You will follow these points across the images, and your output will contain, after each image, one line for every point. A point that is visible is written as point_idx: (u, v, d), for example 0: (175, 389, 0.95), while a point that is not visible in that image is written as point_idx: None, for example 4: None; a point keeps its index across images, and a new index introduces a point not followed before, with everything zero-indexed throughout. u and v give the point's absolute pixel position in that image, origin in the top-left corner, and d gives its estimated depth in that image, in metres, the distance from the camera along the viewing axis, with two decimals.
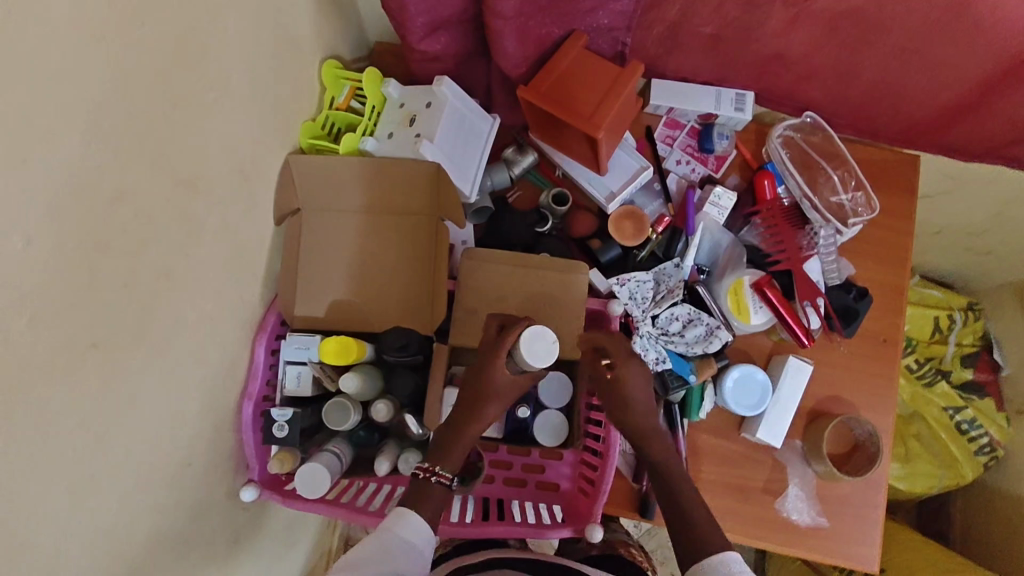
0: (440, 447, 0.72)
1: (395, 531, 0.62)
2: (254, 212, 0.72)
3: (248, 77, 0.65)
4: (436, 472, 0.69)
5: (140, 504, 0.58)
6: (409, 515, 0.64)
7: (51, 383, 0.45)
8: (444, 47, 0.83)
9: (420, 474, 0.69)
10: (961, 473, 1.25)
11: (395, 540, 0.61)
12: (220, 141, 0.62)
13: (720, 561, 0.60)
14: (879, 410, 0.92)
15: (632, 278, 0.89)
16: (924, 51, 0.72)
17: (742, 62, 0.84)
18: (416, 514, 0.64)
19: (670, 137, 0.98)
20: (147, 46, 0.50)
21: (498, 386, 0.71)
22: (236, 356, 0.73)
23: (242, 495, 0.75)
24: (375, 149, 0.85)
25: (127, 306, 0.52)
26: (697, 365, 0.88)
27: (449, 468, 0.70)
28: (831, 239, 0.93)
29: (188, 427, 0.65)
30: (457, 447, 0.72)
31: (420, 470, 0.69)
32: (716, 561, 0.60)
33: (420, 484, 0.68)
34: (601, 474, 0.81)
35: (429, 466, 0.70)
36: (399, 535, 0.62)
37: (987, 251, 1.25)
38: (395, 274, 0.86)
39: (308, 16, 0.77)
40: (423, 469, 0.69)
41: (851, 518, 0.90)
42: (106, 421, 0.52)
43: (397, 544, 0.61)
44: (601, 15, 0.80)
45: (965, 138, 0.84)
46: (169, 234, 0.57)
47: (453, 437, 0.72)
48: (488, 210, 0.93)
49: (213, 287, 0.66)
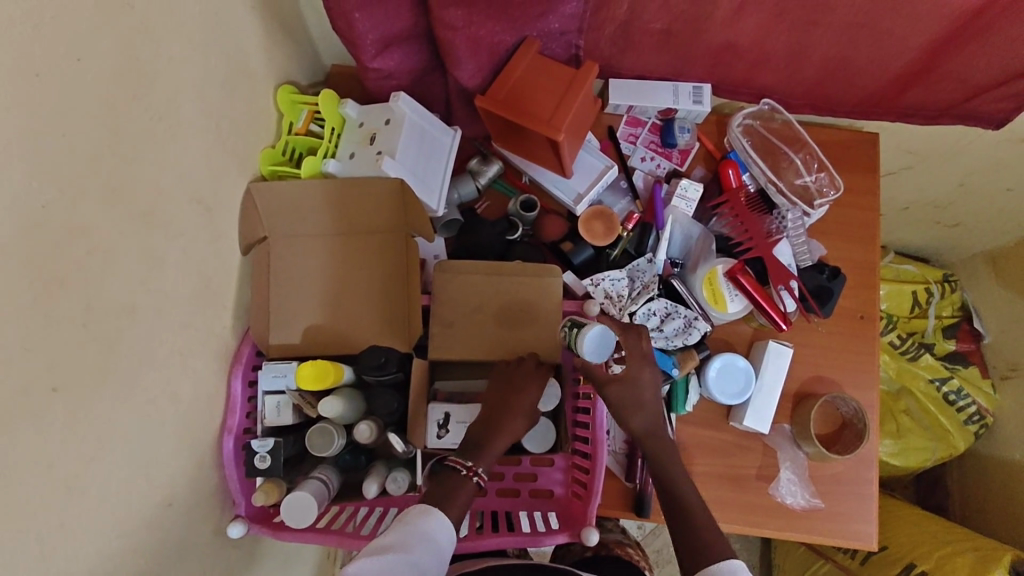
0: (472, 444, 0.75)
1: (419, 525, 0.62)
2: (218, 244, 0.71)
3: (199, 106, 0.65)
4: (478, 471, 0.71)
5: (118, 549, 0.56)
6: (430, 513, 0.64)
7: (11, 428, 0.44)
8: (398, 64, 0.83)
9: (463, 471, 0.71)
10: (953, 444, 1.26)
11: (419, 534, 0.61)
12: (176, 173, 0.62)
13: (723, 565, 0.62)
14: (863, 386, 0.93)
15: (606, 277, 0.90)
16: (870, 25, 0.74)
17: (695, 54, 0.85)
18: (441, 513, 0.65)
19: (633, 135, 0.99)
20: (88, 79, 0.49)
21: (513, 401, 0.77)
22: (212, 390, 0.72)
23: (228, 532, 0.74)
24: (338, 170, 0.85)
25: (87, 346, 0.51)
26: (680, 358, 0.88)
27: (485, 467, 0.73)
28: (799, 221, 0.94)
29: (166, 466, 0.63)
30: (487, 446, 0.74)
31: (461, 467, 0.71)
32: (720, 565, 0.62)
33: (461, 479, 0.70)
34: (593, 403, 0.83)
35: (470, 464, 0.72)
36: (420, 530, 0.61)
37: (956, 223, 1.27)
38: (369, 294, 0.85)
39: (258, 45, 0.77)
40: (465, 466, 0.71)
41: (847, 496, 0.90)
42: (76, 463, 0.51)
43: (420, 537, 0.61)
44: (552, 20, 0.79)
45: (920, 101, 0.86)
46: (129, 268, 0.56)
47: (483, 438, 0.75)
48: (457, 223, 0.94)
49: (182, 321, 0.65)
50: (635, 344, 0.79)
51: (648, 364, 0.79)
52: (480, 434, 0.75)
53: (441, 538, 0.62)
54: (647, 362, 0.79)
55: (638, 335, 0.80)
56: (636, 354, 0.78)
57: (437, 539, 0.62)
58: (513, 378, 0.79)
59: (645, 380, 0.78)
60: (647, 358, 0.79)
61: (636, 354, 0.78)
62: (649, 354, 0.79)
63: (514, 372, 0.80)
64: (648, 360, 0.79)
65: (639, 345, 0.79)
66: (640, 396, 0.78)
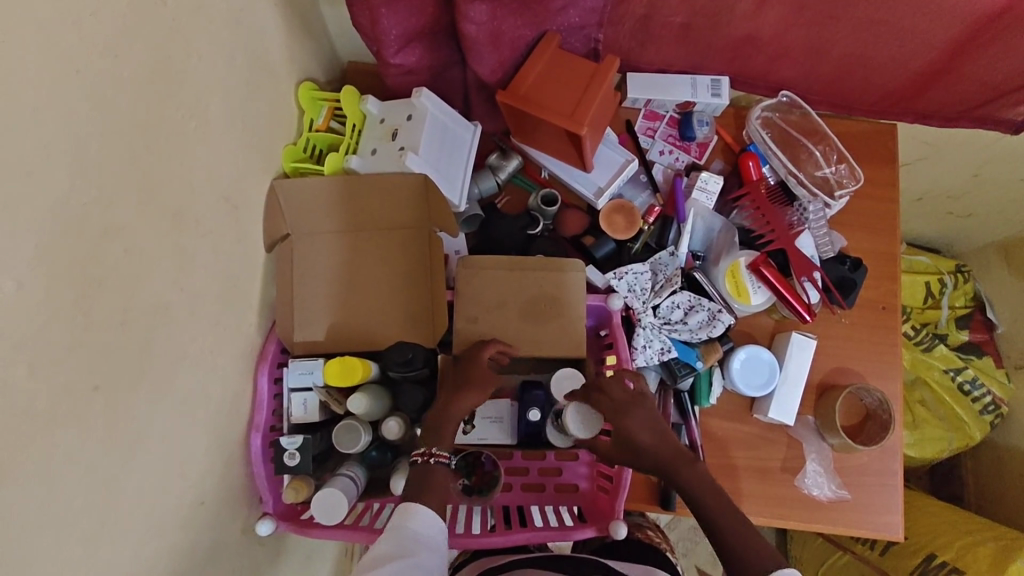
0: (433, 433, 0.74)
1: (409, 525, 0.62)
2: (244, 242, 0.71)
3: (225, 105, 0.65)
4: (433, 453, 0.71)
5: (155, 548, 0.56)
6: (416, 510, 0.64)
7: (55, 427, 0.44)
8: (419, 60, 0.83)
9: (418, 460, 0.71)
10: (969, 434, 1.25)
11: (410, 534, 0.61)
12: (204, 173, 0.61)
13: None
14: (886, 377, 0.93)
15: (629, 271, 0.89)
16: (891, 21, 0.73)
17: (714, 47, 0.84)
18: (423, 506, 0.65)
19: (651, 129, 0.98)
20: (122, 80, 0.49)
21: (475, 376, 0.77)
22: (240, 388, 0.72)
23: (257, 530, 0.74)
24: (360, 166, 0.84)
25: (125, 344, 0.51)
26: (703, 351, 0.89)
27: (444, 448, 0.72)
28: (821, 213, 0.93)
29: (197, 466, 0.63)
30: (447, 427, 0.74)
31: (419, 456, 0.71)
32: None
33: (421, 468, 0.70)
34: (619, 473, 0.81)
35: (428, 449, 0.72)
36: (410, 530, 0.62)
37: (969, 214, 1.27)
38: (391, 290, 0.85)
39: (280, 41, 0.76)
40: (420, 454, 0.71)
41: (871, 486, 0.90)
42: (115, 466, 0.50)
43: (410, 536, 0.61)
44: (572, 14, 0.80)
45: (940, 102, 0.86)
46: (160, 270, 0.55)
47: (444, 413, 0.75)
48: (479, 217, 0.94)
49: (210, 321, 0.65)
50: (619, 387, 0.78)
51: (634, 407, 0.76)
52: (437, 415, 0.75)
53: (431, 531, 0.63)
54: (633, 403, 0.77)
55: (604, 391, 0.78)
56: (611, 407, 0.77)
57: (428, 535, 0.62)
58: (469, 363, 0.78)
59: (637, 421, 0.75)
60: (625, 407, 0.76)
61: (616, 401, 0.77)
62: (635, 395, 0.77)
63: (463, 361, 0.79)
64: (634, 402, 0.77)
65: (623, 389, 0.78)
66: (647, 429, 0.75)
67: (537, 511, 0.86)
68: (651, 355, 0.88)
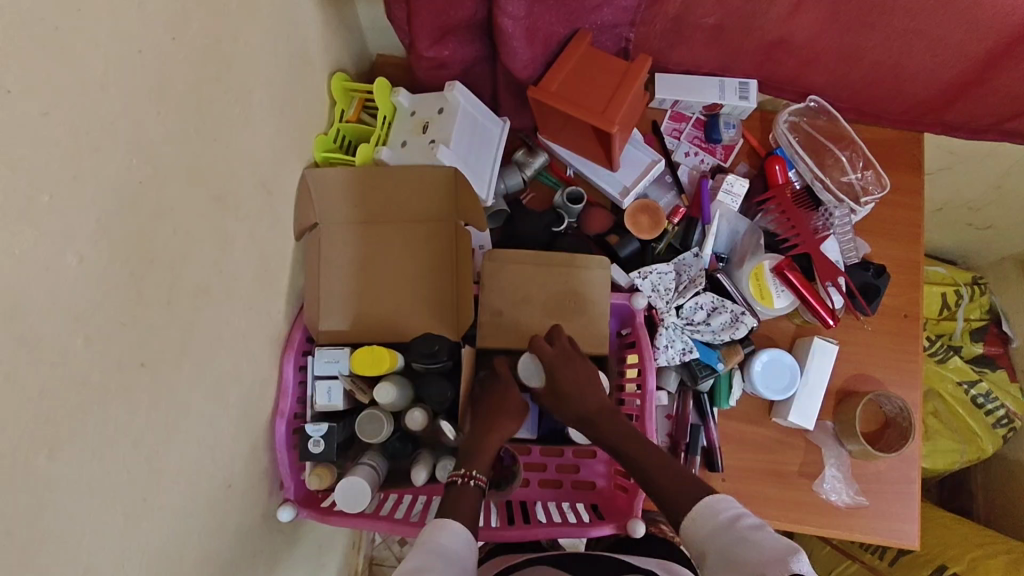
0: (467, 455, 0.74)
1: (437, 540, 0.60)
2: (276, 228, 0.72)
3: (266, 91, 0.65)
4: (473, 475, 0.71)
5: (188, 528, 0.57)
6: (446, 526, 0.62)
7: (104, 401, 0.45)
8: (451, 54, 0.83)
9: (458, 480, 0.70)
10: (981, 446, 1.24)
11: (439, 548, 0.59)
12: (245, 158, 0.62)
13: (707, 506, 0.62)
14: (905, 385, 0.93)
15: (654, 270, 0.90)
16: (927, 32, 0.73)
17: (746, 51, 0.84)
18: (455, 523, 0.63)
19: (676, 130, 0.99)
20: (178, 60, 0.49)
21: (512, 405, 0.79)
22: (267, 374, 0.72)
23: (278, 516, 0.74)
24: (390, 158, 0.84)
25: (168, 324, 0.52)
26: (724, 353, 0.89)
27: (482, 470, 0.72)
28: (846, 219, 0.92)
29: (226, 448, 0.63)
30: (485, 450, 0.74)
31: (458, 476, 0.71)
32: (704, 507, 0.62)
33: (458, 488, 0.70)
34: (634, 493, 0.82)
35: (466, 471, 0.72)
36: (436, 545, 0.60)
37: (987, 226, 1.27)
38: (418, 282, 0.85)
39: (317, 30, 0.77)
40: (460, 475, 0.71)
41: (888, 494, 0.90)
42: (154, 444, 0.51)
43: (441, 549, 0.59)
44: (605, 12, 0.80)
45: (969, 113, 0.86)
46: (202, 253, 0.56)
47: (482, 441, 0.75)
48: (504, 214, 0.94)
49: (244, 304, 0.65)
50: (561, 343, 0.79)
51: (571, 362, 0.78)
52: (476, 439, 0.75)
53: (459, 546, 0.61)
54: (569, 361, 0.78)
55: (551, 342, 0.79)
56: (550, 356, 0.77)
57: (457, 551, 0.60)
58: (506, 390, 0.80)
59: (569, 370, 0.77)
60: (564, 359, 0.78)
61: (557, 354, 0.78)
62: (571, 351, 0.79)
63: (488, 392, 0.80)
64: (569, 359, 0.78)
65: (564, 345, 0.79)
66: (576, 381, 0.77)
67: (553, 508, 0.86)
68: (673, 354, 0.88)
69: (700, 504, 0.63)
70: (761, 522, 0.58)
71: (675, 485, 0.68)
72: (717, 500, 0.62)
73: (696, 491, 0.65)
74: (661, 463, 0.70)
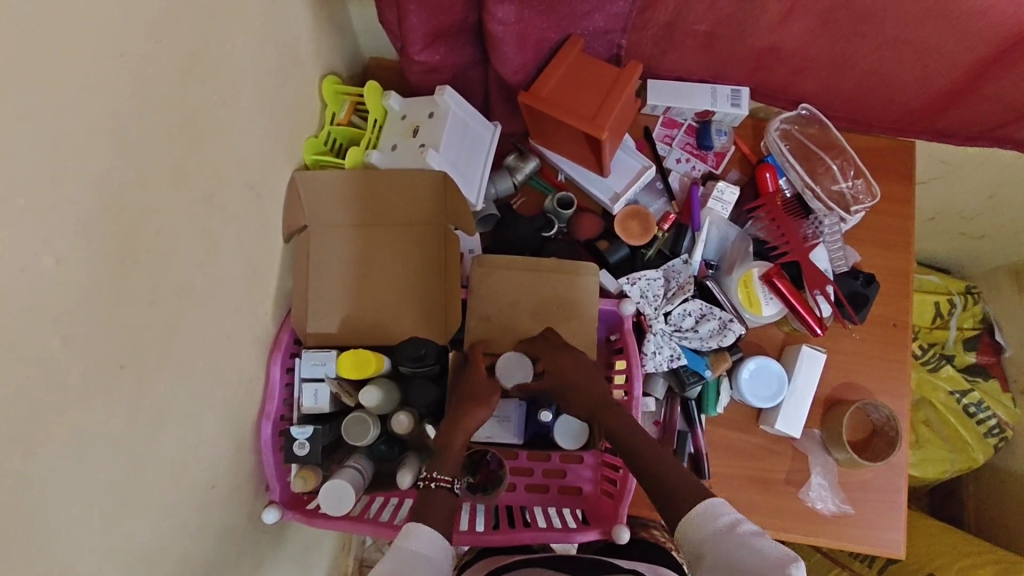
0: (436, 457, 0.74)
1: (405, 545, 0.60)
2: (264, 230, 0.72)
3: (254, 92, 0.65)
4: (435, 477, 0.70)
5: (170, 528, 0.57)
6: (414, 530, 0.62)
7: (83, 403, 0.45)
8: (443, 58, 0.83)
9: (421, 484, 0.70)
10: (972, 456, 1.24)
11: (407, 554, 0.59)
12: (232, 159, 0.62)
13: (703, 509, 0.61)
14: (893, 393, 0.93)
15: (643, 277, 0.89)
16: (918, 41, 0.74)
17: (737, 58, 0.85)
18: (423, 528, 0.63)
19: (669, 136, 0.99)
20: (165, 63, 0.50)
21: (480, 389, 0.77)
22: (253, 375, 0.72)
23: (263, 517, 0.74)
24: (380, 161, 0.86)
25: (151, 325, 0.52)
26: (712, 360, 0.89)
27: (446, 471, 0.72)
28: (836, 227, 0.94)
29: (210, 449, 0.64)
30: (452, 451, 0.74)
31: (422, 480, 0.71)
32: (700, 510, 0.62)
33: (424, 492, 0.69)
34: (624, 478, 0.82)
35: (429, 473, 0.71)
36: (406, 551, 0.59)
37: (980, 235, 1.26)
38: (405, 286, 0.85)
39: (308, 32, 0.77)
40: (424, 478, 0.71)
41: (875, 502, 0.90)
42: (135, 444, 0.51)
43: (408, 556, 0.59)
44: (597, 18, 0.80)
45: (959, 122, 0.86)
46: (187, 254, 0.56)
47: (448, 437, 0.74)
48: (495, 218, 0.95)
49: (230, 305, 0.65)
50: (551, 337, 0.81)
51: (562, 351, 0.79)
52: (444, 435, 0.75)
53: (429, 550, 0.60)
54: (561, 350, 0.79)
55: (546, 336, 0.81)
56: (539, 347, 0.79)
57: (427, 554, 0.60)
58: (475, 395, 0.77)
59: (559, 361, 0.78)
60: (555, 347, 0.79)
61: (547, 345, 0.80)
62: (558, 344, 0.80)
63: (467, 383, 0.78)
64: (560, 348, 0.79)
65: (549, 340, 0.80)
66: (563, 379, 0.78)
67: (540, 512, 0.86)
68: (661, 361, 0.88)
69: (703, 503, 0.62)
70: (760, 530, 0.57)
71: (660, 492, 0.68)
72: (712, 506, 0.61)
73: (682, 497, 0.65)
74: (646, 470, 0.70)
